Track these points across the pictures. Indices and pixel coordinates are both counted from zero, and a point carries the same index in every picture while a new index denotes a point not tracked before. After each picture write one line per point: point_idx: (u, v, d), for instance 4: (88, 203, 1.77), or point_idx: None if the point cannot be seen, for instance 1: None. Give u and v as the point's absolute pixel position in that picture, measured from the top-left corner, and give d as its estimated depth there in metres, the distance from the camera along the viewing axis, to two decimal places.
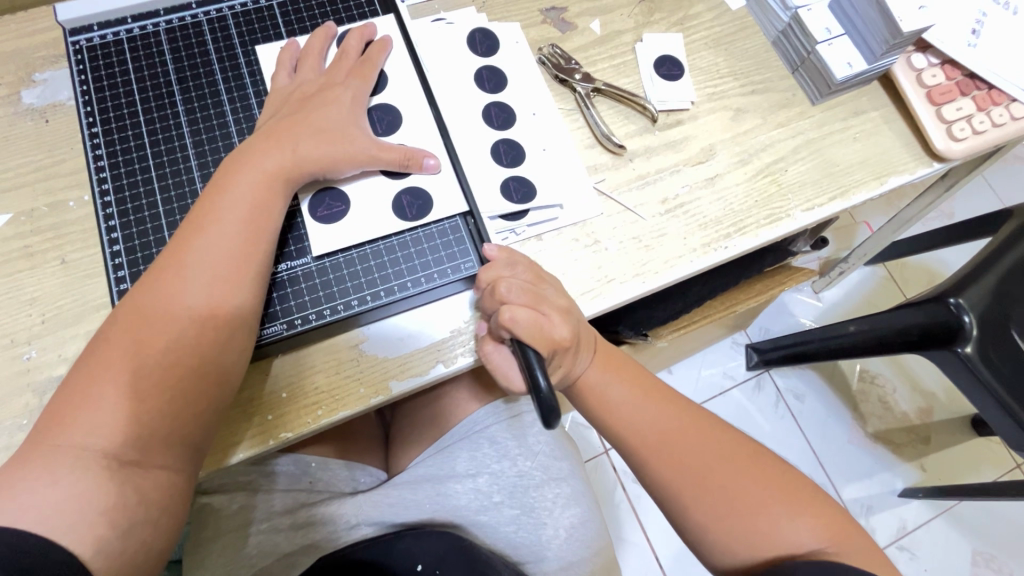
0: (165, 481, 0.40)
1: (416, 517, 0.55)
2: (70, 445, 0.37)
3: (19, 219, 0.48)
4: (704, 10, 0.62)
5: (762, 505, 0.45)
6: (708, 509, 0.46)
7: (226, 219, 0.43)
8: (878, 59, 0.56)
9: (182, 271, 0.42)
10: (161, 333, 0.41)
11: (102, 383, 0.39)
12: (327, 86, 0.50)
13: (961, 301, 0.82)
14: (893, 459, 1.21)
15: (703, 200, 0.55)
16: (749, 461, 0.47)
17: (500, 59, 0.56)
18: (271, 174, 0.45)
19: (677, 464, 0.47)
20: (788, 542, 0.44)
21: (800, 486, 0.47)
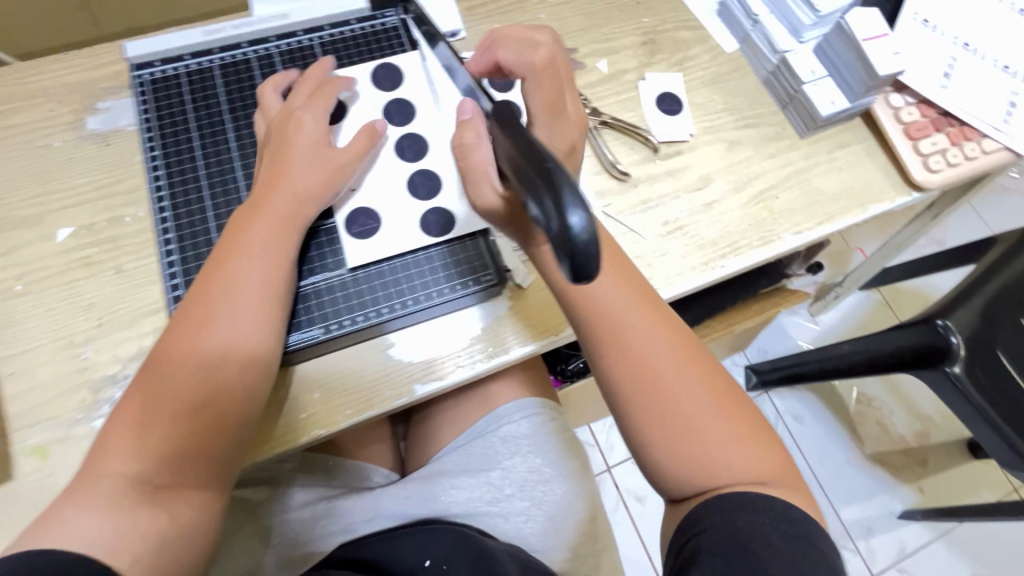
0: (202, 500, 0.43)
1: (432, 509, 0.58)
2: (109, 472, 0.40)
3: (80, 232, 0.53)
4: (701, 52, 0.68)
5: (711, 431, 0.45)
6: (654, 422, 0.45)
7: (252, 262, 0.47)
8: (858, 98, 0.62)
9: (209, 312, 0.45)
10: (189, 369, 0.44)
11: (136, 416, 0.42)
12: (297, 112, 0.52)
13: (948, 322, 0.86)
14: (891, 481, 1.23)
15: (701, 223, 0.60)
16: (710, 381, 0.46)
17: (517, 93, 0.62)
18: (281, 213, 0.49)
19: (636, 363, 0.46)
20: (727, 469, 0.44)
21: (751, 416, 0.47)
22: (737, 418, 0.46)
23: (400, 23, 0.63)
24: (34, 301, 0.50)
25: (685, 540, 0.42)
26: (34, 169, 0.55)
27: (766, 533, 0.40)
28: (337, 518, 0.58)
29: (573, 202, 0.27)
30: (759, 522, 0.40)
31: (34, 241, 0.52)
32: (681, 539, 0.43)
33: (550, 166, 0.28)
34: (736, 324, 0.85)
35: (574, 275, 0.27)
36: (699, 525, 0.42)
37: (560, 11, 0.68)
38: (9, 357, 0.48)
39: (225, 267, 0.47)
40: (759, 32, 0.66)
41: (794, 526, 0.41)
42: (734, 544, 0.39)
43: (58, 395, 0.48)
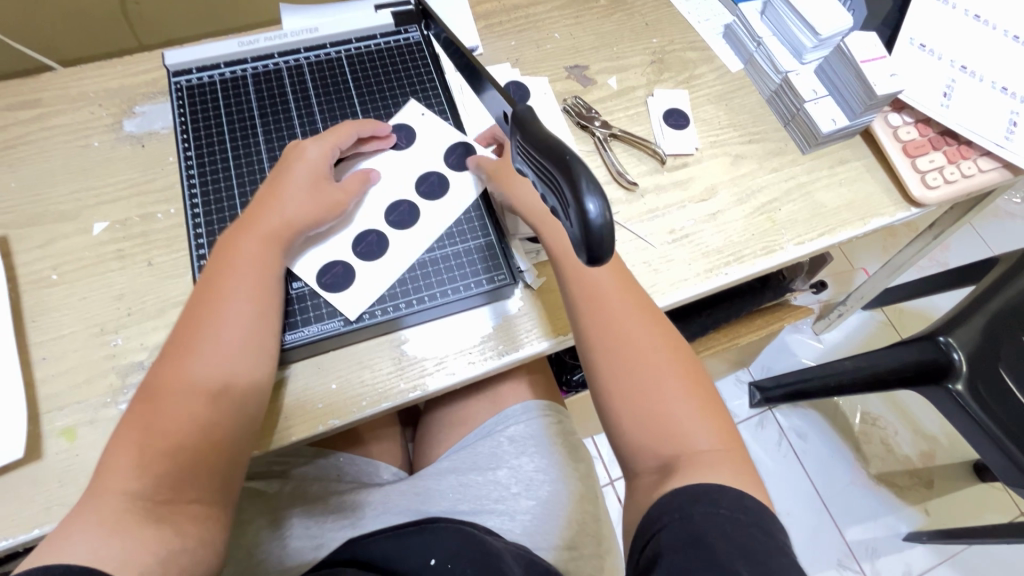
0: (203, 513, 0.43)
1: (439, 506, 0.59)
2: (111, 493, 0.40)
3: (114, 227, 0.56)
4: (707, 71, 0.72)
5: (672, 401, 0.48)
6: (617, 383, 0.49)
7: (238, 302, 0.48)
8: (858, 116, 0.65)
9: (200, 333, 0.46)
10: (180, 389, 0.44)
11: (126, 446, 0.42)
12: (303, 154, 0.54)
13: (950, 340, 0.87)
14: (895, 502, 1.23)
15: (706, 232, 0.62)
16: (676, 356, 0.50)
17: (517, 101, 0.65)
18: (267, 241, 0.50)
19: (611, 327, 0.51)
20: (681, 434, 0.47)
21: (712, 395, 0.50)
22: (697, 393, 0.49)
23: (421, 39, 0.66)
24: (68, 290, 0.53)
25: (645, 544, 0.41)
26: (73, 167, 0.58)
27: (722, 524, 0.39)
28: (346, 511, 0.59)
29: (591, 191, 0.29)
30: (716, 513, 0.40)
31: (70, 234, 0.55)
32: (642, 542, 0.42)
33: (568, 157, 0.30)
34: (739, 335, 0.86)
35: (592, 257, 0.29)
36: (660, 522, 0.41)
37: (573, 31, 0.72)
38: (43, 342, 0.51)
39: (214, 305, 0.47)
40: (762, 53, 0.69)
41: (748, 512, 0.40)
42: (692, 537, 0.39)
43: (86, 379, 0.50)
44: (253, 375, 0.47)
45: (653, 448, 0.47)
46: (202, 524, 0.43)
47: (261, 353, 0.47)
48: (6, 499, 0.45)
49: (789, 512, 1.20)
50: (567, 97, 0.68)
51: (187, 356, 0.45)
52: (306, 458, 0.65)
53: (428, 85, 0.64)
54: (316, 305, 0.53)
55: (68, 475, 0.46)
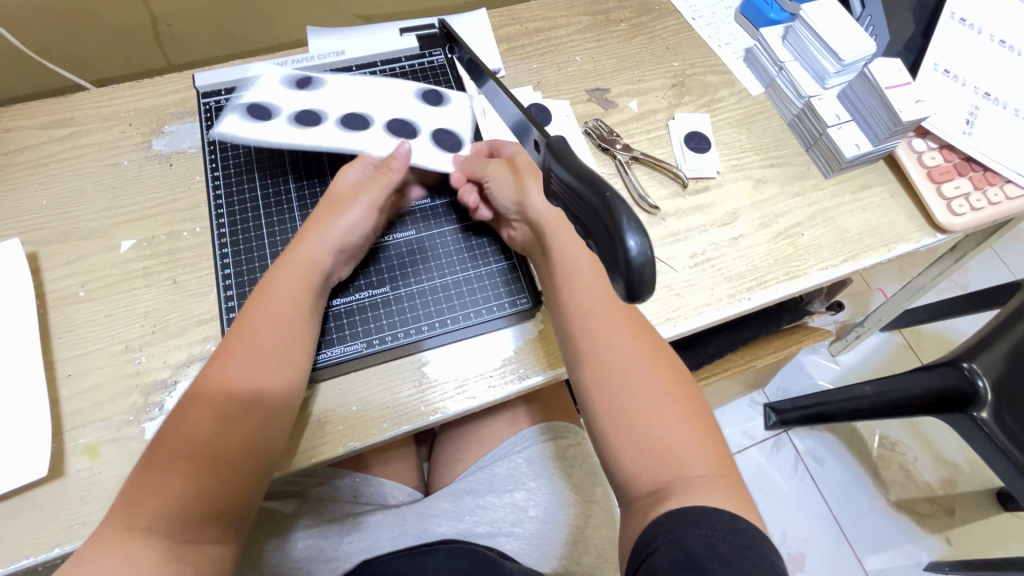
0: (216, 553, 0.43)
1: (454, 527, 0.58)
2: (133, 528, 0.40)
3: (141, 244, 0.56)
4: (728, 95, 0.72)
5: (667, 426, 0.47)
6: (608, 406, 0.49)
7: (280, 327, 0.47)
8: (882, 142, 0.64)
9: (232, 359, 0.46)
10: (213, 417, 0.44)
11: (151, 475, 0.42)
12: (352, 194, 0.53)
13: (974, 365, 0.85)
14: (916, 530, 1.19)
15: (728, 256, 0.61)
16: (669, 376, 0.50)
17: (440, 107, 0.62)
18: (303, 270, 0.50)
19: (608, 354, 0.50)
20: (672, 456, 0.46)
21: (706, 417, 0.49)
22: (692, 417, 0.48)
23: (446, 61, 0.67)
24: (95, 307, 0.54)
25: (640, 561, 0.40)
26: (103, 185, 0.59)
27: (715, 545, 0.38)
28: (360, 532, 0.58)
29: (632, 228, 0.29)
30: (711, 534, 0.39)
31: (97, 251, 0.56)
32: (637, 560, 0.41)
33: (607, 193, 0.30)
34: (757, 358, 0.85)
35: (630, 294, 0.29)
36: (653, 544, 0.40)
37: (594, 54, 0.73)
38: (68, 358, 0.51)
39: (253, 330, 0.47)
40: (784, 77, 0.69)
41: (738, 535, 0.39)
42: (686, 557, 0.38)
43: (110, 397, 0.50)
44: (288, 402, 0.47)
45: (645, 472, 0.46)
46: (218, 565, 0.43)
47: (298, 375, 0.48)
48: (27, 518, 0.45)
49: (806, 537, 1.17)
50: (588, 121, 0.68)
51: (221, 379, 0.45)
52: (322, 477, 0.64)
53: None
54: (340, 326, 0.53)
55: (90, 494, 0.47)
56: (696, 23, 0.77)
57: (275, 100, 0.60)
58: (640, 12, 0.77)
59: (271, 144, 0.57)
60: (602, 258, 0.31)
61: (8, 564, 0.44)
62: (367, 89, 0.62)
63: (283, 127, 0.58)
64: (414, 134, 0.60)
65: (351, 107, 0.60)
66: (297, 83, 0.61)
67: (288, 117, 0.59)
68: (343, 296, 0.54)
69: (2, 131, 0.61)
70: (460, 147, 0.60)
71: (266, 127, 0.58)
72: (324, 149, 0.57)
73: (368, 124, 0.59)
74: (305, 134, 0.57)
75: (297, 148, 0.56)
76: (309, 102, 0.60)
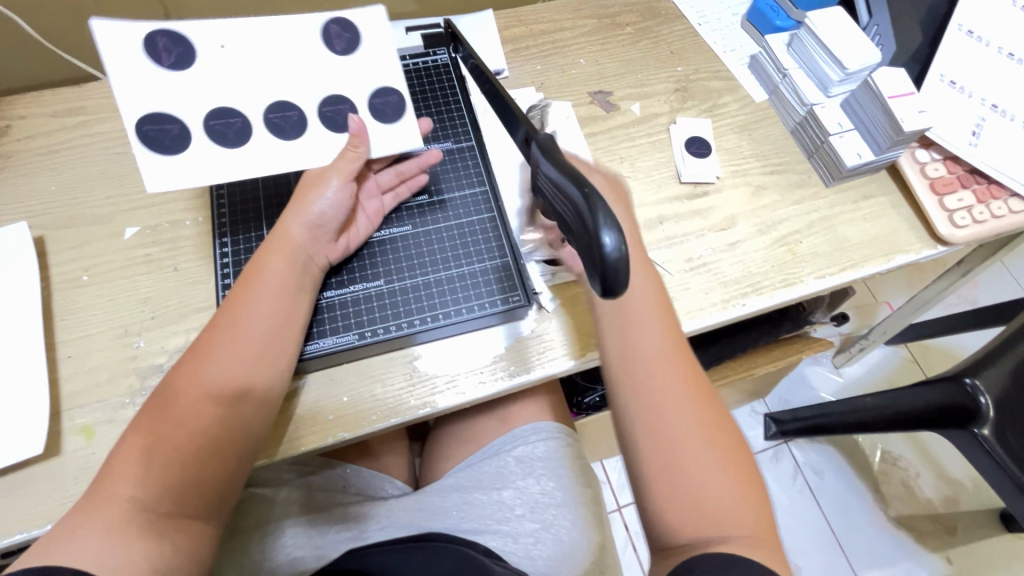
0: (196, 531, 0.44)
1: (442, 523, 0.59)
2: (113, 500, 0.40)
3: (144, 231, 0.58)
4: (731, 101, 0.72)
5: (713, 487, 0.43)
6: (659, 455, 0.44)
7: (267, 308, 0.48)
8: (884, 151, 0.64)
9: (216, 346, 0.46)
10: (195, 400, 0.44)
11: (130, 448, 0.42)
12: (323, 174, 0.52)
13: (977, 381, 0.84)
14: (916, 547, 1.18)
15: (724, 262, 0.61)
16: (715, 424, 0.46)
17: (359, 60, 0.55)
18: (290, 258, 0.50)
19: (665, 411, 0.45)
20: (716, 512, 0.43)
21: (749, 470, 0.46)
22: (737, 475, 0.45)
23: (450, 60, 0.68)
24: (98, 291, 0.55)
25: None
26: (110, 172, 0.60)
27: None
28: (349, 523, 0.59)
29: (607, 224, 0.29)
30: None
31: (102, 237, 0.57)
32: None
33: (585, 190, 0.30)
34: (756, 368, 0.85)
35: (604, 291, 0.30)
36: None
37: (598, 57, 0.73)
38: (70, 340, 0.52)
39: (239, 309, 0.48)
40: (788, 84, 0.69)
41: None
42: None
43: (108, 379, 0.51)
44: (273, 380, 0.47)
45: (686, 519, 0.43)
46: (200, 543, 0.44)
47: (279, 361, 0.48)
48: (22, 494, 0.46)
49: (802, 549, 1.16)
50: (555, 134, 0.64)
51: (204, 357, 0.46)
52: (312, 468, 0.64)
53: (453, 104, 0.65)
54: (333, 317, 0.54)
55: (84, 473, 0.48)
56: (702, 29, 0.77)
57: (136, 80, 0.49)
58: (646, 16, 0.77)
59: (169, 143, 0.50)
60: (581, 253, 0.31)
61: (2, 539, 0.45)
62: (257, 44, 0.52)
63: (176, 120, 0.50)
64: (349, 103, 0.54)
65: (252, 78, 0.52)
66: (157, 51, 0.49)
67: (176, 105, 0.50)
68: (338, 288, 0.55)
69: (15, 118, 0.62)
70: (402, 109, 0.56)
71: (146, 124, 0.49)
72: (252, 142, 0.52)
73: (289, 99, 0.53)
74: (220, 126, 0.51)
75: (213, 144, 0.51)
76: (188, 81, 0.50)
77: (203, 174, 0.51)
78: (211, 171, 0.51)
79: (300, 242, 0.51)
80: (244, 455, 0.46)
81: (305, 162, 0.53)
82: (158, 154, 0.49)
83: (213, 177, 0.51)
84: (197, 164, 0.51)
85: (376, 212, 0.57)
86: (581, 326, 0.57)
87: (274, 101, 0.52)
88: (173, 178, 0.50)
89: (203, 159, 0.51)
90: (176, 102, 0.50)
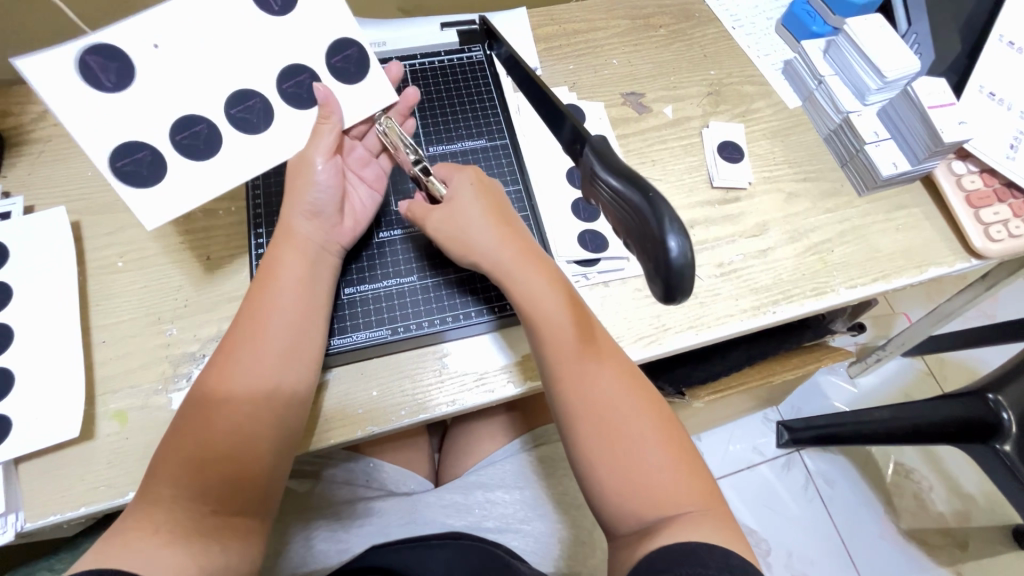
0: (244, 527, 0.45)
1: (465, 521, 0.60)
2: (162, 501, 0.42)
3: (177, 220, 0.58)
4: (764, 107, 0.71)
5: (653, 468, 0.45)
6: (596, 440, 0.46)
7: (282, 302, 0.48)
8: (921, 162, 0.63)
9: (241, 349, 0.46)
10: (226, 403, 0.45)
11: (169, 452, 0.43)
12: (305, 156, 0.50)
13: (1000, 397, 0.82)
14: (927, 561, 1.17)
15: (755, 269, 0.61)
16: (648, 405, 0.47)
17: (299, 19, 0.51)
18: (309, 256, 0.50)
19: (592, 400, 0.47)
20: (658, 489, 0.44)
21: (688, 448, 0.47)
22: (678, 453, 0.46)
23: (484, 58, 0.67)
24: (131, 277, 0.55)
25: None
26: None
27: None
28: (372, 518, 0.60)
29: (673, 230, 0.29)
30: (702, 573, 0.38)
31: (136, 224, 0.57)
32: None
33: (650, 195, 0.30)
34: (776, 375, 0.81)
35: (666, 298, 0.30)
36: None
37: (632, 58, 0.73)
38: (104, 326, 0.53)
39: (255, 307, 0.48)
40: (823, 91, 0.68)
41: None
42: None
43: (141, 365, 0.52)
44: (300, 376, 0.48)
45: (631, 510, 0.44)
46: (246, 540, 0.45)
47: (305, 356, 0.48)
48: (57, 475, 0.47)
49: (812, 559, 1.15)
50: (387, 115, 0.55)
51: (229, 357, 0.46)
52: (335, 461, 0.64)
53: (487, 102, 0.65)
54: (365, 311, 0.54)
55: (118, 457, 0.48)
56: (736, 33, 0.76)
57: (84, 113, 0.44)
58: (680, 19, 0.76)
59: (148, 172, 0.47)
60: (642, 259, 0.31)
61: (37, 519, 0.46)
62: (189, 33, 0.47)
63: (145, 145, 0.47)
64: (309, 71, 0.52)
65: (200, 72, 0.48)
66: (92, 72, 0.44)
67: (140, 128, 0.47)
68: (370, 283, 0.56)
69: None
70: (365, 65, 0.53)
71: (117, 160, 0.46)
72: (225, 144, 0.50)
73: (245, 87, 0.50)
74: (188, 138, 0.48)
75: (190, 159, 0.48)
76: (135, 100, 0.46)
77: (195, 195, 0.49)
78: (203, 188, 0.49)
79: (307, 234, 0.50)
80: (282, 452, 0.46)
81: (286, 151, 0.52)
82: (142, 186, 0.47)
83: (205, 194, 0.49)
84: (186, 185, 0.48)
85: (377, 179, 0.57)
86: (609, 328, 0.57)
87: (230, 94, 0.50)
88: (167, 207, 0.48)
89: (189, 178, 0.49)
90: (138, 127, 0.47)
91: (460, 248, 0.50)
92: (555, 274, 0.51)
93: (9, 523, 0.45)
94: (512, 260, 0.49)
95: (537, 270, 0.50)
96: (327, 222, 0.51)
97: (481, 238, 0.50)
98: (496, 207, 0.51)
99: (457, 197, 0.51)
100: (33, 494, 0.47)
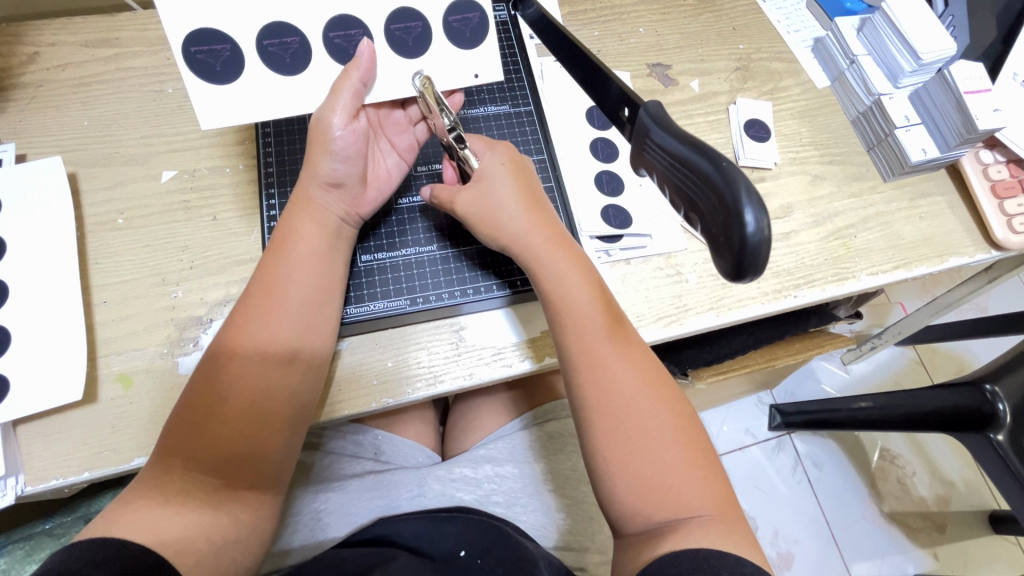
0: (256, 502, 0.45)
1: (473, 497, 0.59)
2: (173, 471, 0.41)
3: (182, 176, 0.55)
4: (792, 85, 0.69)
5: (670, 462, 0.44)
6: (613, 430, 0.45)
7: (297, 276, 0.46)
8: (951, 149, 0.62)
9: (250, 321, 0.44)
10: (237, 378, 0.43)
11: (179, 425, 0.42)
12: (319, 116, 0.46)
13: (996, 388, 0.79)
14: (906, 543, 1.21)
15: (780, 252, 0.60)
16: (668, 398, 0.47)
17: None
18: (323, 226, 0.47)
19: (616, 390, 0.46)
20: (673, 484, 0.43)
21: (702, 445, 0.46)
22: (693, 448, 0.45)
23: (509, 18, 0.64)
24: (132, 235, 0.52)
25: None
26: (145, 111, 0.57)
27: None
28: (382, 490, 0.59)
29: (751, 205, 0.29)
30: None
31: (138, 179, 0.54)
32: None
33: (724, 165, 0.31)
34: (778, 358, 0.80)
35: (738, 272, 0.30)
36: None
37: (658, 27, 0.69)
38: (105, 286, 0.50)
39: (269, 278, 0.45)
40: (855, 72, 0.66)
41: None
42: None
43: (145, 328, 0.49)
44: (314, 351, 0.46)
45: (638, 504, 0.44)
46: (258, 511, 0.45)
47: (319, 331, 0.46)
48: (60, 439, 0.45)
49: (797, 539, 1.18)
50: (423, 73, 0.50)
51: (241, 324, 0.44)
52: (342, 432, 0.63)
53: (511, 66, 0.62)
54: (383, 280, 0.53)
55: (122, 423, 0.46)
56: (767, 6, 0.73)
57: None
58: None
59: (220, 68, 0.46)
60: (707, 232, 0.32)
61: (39, 483, 0.44)
62: None
63: (228, 42, 0.45)
64: (422, 20, 0.49)
65: None
66: None
67: (226, 22, 0.45)
68: (389, 251, 0.54)
69: (44, 44, 0.57)
70: (485, 30, 0.51)
71: (193, 45, 0.45)
72: (310, 65, 0.47)
73: (353, 16, 0.48)
74: (275, 47, 0.47)
75: (267, 67, 0.47)
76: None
77: (254, 108, 0.47)
78: (265, 103, 0.47)
79: (327, 206, 0.48)
80: (295, 424, 0.45)
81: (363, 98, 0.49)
82: (205, 79, 0.45)
83: (268, 110, 0.47)
84: (252, 94, 0.47)
85: (408, 148, 0.54)
86: (631, 307, 0.55)
87: (335, 18, 0.48)
88: (225, 112, 0.46)
89: (257, 89, 0.47)
90: (229, 20, 0.45)
91: (486, 227, 0.49)
92: (589, 268, 0.49)
93: (9, 486, 0.44)
94: (539, 250, 0.48)
95: (568, 259, 0.48)
96: (333, 184, 0.47)
97: (506, 223, 0.48)
98: (526, 194, 0.50)
99: (488, 176, 0.49)
100: (35, 458, 0.45)
